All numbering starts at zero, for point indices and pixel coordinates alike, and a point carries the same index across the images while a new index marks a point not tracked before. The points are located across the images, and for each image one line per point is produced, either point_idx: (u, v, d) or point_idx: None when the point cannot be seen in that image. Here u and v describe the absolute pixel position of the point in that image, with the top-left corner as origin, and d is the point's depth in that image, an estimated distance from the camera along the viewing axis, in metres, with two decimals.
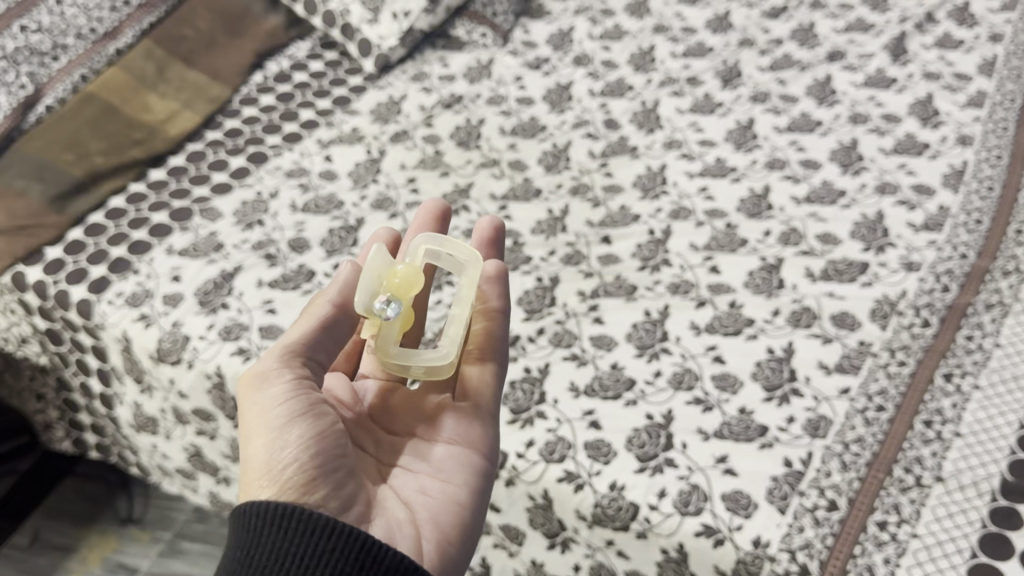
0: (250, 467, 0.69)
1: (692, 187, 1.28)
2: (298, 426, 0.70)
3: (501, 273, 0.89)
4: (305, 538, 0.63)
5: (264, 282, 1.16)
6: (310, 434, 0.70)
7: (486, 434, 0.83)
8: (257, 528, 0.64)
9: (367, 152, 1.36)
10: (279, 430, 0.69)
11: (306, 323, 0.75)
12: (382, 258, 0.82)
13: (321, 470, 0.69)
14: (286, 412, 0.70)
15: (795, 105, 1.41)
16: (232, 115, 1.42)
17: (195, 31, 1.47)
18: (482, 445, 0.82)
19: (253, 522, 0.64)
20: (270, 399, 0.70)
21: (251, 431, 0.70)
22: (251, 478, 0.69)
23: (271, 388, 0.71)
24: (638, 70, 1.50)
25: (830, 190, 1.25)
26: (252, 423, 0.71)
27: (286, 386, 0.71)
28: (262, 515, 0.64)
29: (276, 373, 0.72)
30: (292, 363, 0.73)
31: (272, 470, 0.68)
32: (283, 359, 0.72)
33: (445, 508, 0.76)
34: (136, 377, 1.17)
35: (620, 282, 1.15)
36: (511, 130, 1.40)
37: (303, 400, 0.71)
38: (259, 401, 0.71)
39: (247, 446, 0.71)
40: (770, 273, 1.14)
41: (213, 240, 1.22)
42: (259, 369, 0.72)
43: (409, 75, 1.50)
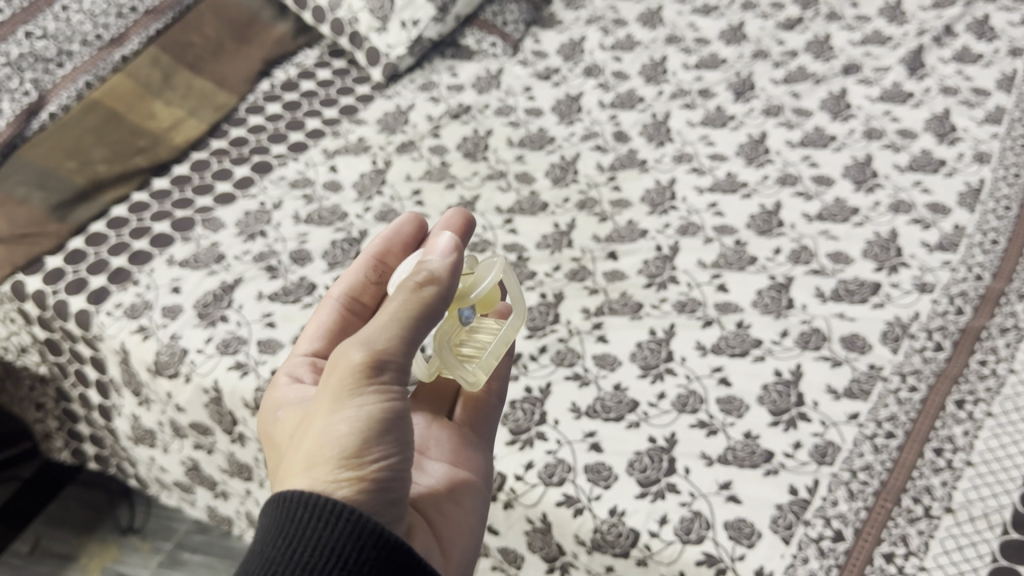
0: (325, 460, 0.57)
1: (701, 203, 1.26)
2: (392, 431, 0.59)
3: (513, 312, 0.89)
4: (356, 548, 0.53)
5: (264, 295, 1.15)
6: (399, 442, 0.59)
7: (486, 459, 0.81)
8: (301, 521, 0.53)
9: (372, 163, 1.34)
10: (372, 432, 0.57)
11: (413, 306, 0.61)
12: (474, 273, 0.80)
13: (397, 482, 0.59)
14: (386, 414, 0.58)
15: (808, 119, 1.38)
16: (238, 123, 1.41)
17: (202, 38, 1.45)
18: (484, 472, 0.80)
19: (298, 513, 0.54)
20: (371, 394, 0.58)
21: (335, 418, 0.58)
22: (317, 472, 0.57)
23: (374, 381, 0.58)
24: (649, 82, 1.47)
25: (842, 208, 1.23)
26: (333, 408, 0.58)
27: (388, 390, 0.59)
28: (312, 508, 0.54)
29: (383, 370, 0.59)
30: (401, 352, 0.60)
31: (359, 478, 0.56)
32: (395, 353, 0.59)
33: (457, 531, 0.72)
34: (134, 389, 1.16)
35: (625, 300, 1.13)
36: (518, 141, 1.38)
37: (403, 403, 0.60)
38: (355, 389, 0.58)
39: (320, 429, 0.58)
40: (780, 292, 1.12)
41: (214, 252, 1.21)
42: (363, 351, 0.58)
43: (416, 84, 1.48)
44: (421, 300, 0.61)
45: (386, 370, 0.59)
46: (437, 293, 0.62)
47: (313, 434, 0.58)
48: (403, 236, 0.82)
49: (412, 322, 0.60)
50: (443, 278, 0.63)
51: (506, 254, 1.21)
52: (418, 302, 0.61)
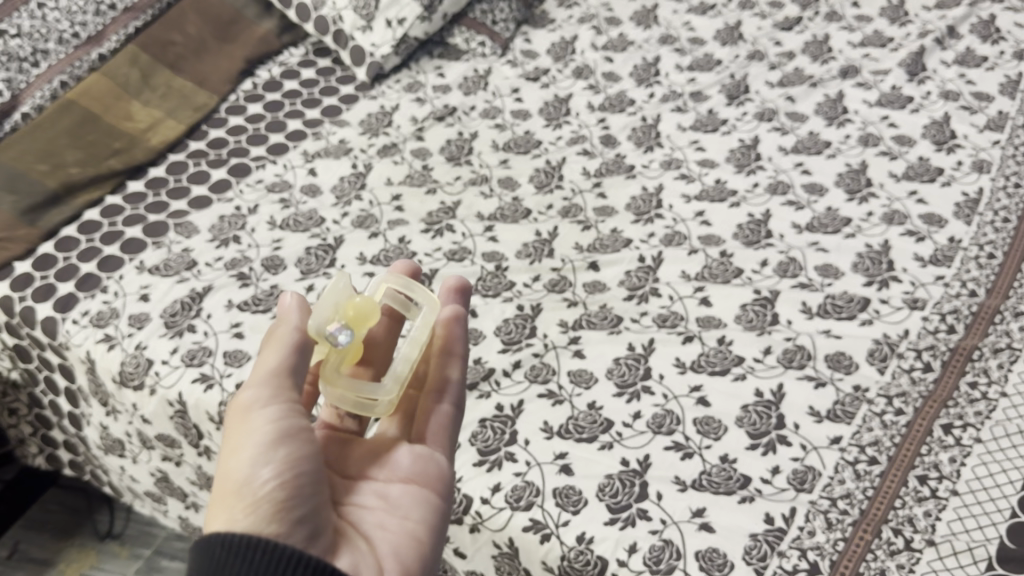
0: (231, 493, 0.63)
1: (689, 211, 1.22)
2: (289, 449, 0.65)
3: (461, 319, 0.85)
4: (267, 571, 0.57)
5: (234, 304, 1.12)
6: (297, 461, 0.65)
7: (443, 469, 0.78)
8: (222, 560, 0.58)
9: (353, 166, 1.31)
10: (267, 453, 0.64)
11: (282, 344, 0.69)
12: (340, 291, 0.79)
13: (304, 494, 0.64)
14: (278, 434, 0.65)
15: (802, 123, 1.34)
16: (218, 124, 1.37)
17: (183, 36, 1.42)
18: (441, 483, 0.77)
19: (219, 552, 0.58)
20: (260, 422, 0.65)
21: (236, 454, 0.64)
22: (225, 500, 0.63)
23: (259, 409, 0.66)
24: (640, 84, 1.44)
25: (834, 218, 1.19)
26: (233, 446, 0.65)
27: (276, 412, 0.66)
28: (222, 544, 0.58)
29: (266, 400, 0.66)
30: (278, 384, 0.67)
31: (264, 497, 0.62)
32: (274, 385, 0.67)
33: (405, 545, 0.70)
34: (101, 399, 1.13)
35: (605, 313, 1.09)
36: (503, 145, 1.35)
37: (296, 422, 0.66)
38: (245, 424, 0.65)
39: (224, 468, 0.65)
40: (765, 306, 1.08)
41: (186, 258, 1.18)
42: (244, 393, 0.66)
43: (402, 84, 1.45)
44: (283, 340, 0.69)
45: (269, 403, 0.66)
46: (295, 328, 0.70)
47: (217, 476, 0.65)
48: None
49: (285, 358, 0.68)
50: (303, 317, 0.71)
51: (485, 263, 1.17)
52: (279, 342, 0.69)
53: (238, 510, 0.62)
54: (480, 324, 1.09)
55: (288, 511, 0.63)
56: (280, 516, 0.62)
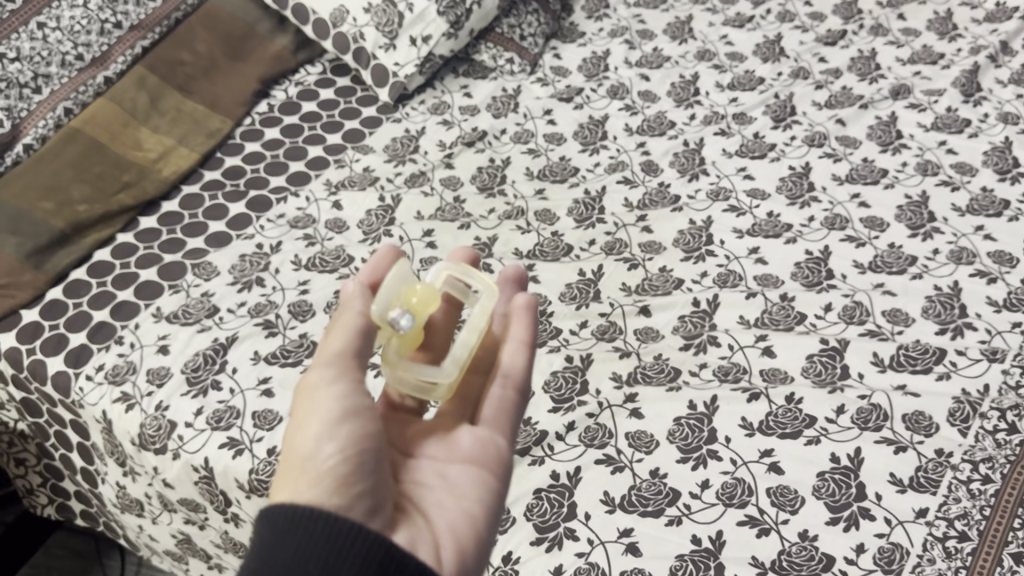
0: (296, 466, 0.64)
1: (742, 248, 1.15)
2: (354, 427, 0.66)
3: (533, 307, 0.83)
4: (329, 541, 0.56)
5: (261, 356, 1.04)
6: (359, 437, 0.65)
7: (505, 450, 0.77)
8: (286, 526, 0.57)
9: (380, 198, 1.23)
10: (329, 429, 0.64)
11: (345, 327, 0.70)
12: (403, 274, 0.80)
13: (365, 470, 0.65)
14: (344, 410, 0.66)
15: (855, 149, 1.26)
16: (233, 151, 1.29)
17: (194, 55, 1.33)
18: (502, 464, 0.76)
19: (279, 520, 0.57)
20: (326, 401, 0.66)
21: (300, 430, 0.65)
22: (290, 471, 0.64)
23: (325, 389, 0.66)
24: (680, 104, 1.36)
25: (898, 256, 1.12)
26: (298, 423, 0.66)
27: (340, 388, 0.67)
28: (284, 510, 0.57)
29: (331, 378, 0.67)
30: (345, 365, 0.68)
31: (327, 469, 0.63)
32: (338, 364, 0.68)
33: (463, 523, 0.70)
34: (119, 459, 1.05)
35: (661, 365, 1.02)
36: (538, 172, 1.27)
37: (359, 400, 0.67)
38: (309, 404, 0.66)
39: (290, 442, 0.66)
40: (833, 358, 1.01)
41: (206, 303, 1.09)
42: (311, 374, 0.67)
43: (427, 105, 1.36)
44: (348, 323, 0.70)
45: (335, 380, 0.67)
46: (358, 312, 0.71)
47: (284, 453, 0.66)
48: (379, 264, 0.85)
49: (349, 338, 0.69)
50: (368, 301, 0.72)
51: None
52: (344, 324, 0.70)
53: (301, 481, 0.63)
54: None
55: (350, 484, 0.63)
56: (339, 489, 0.62)
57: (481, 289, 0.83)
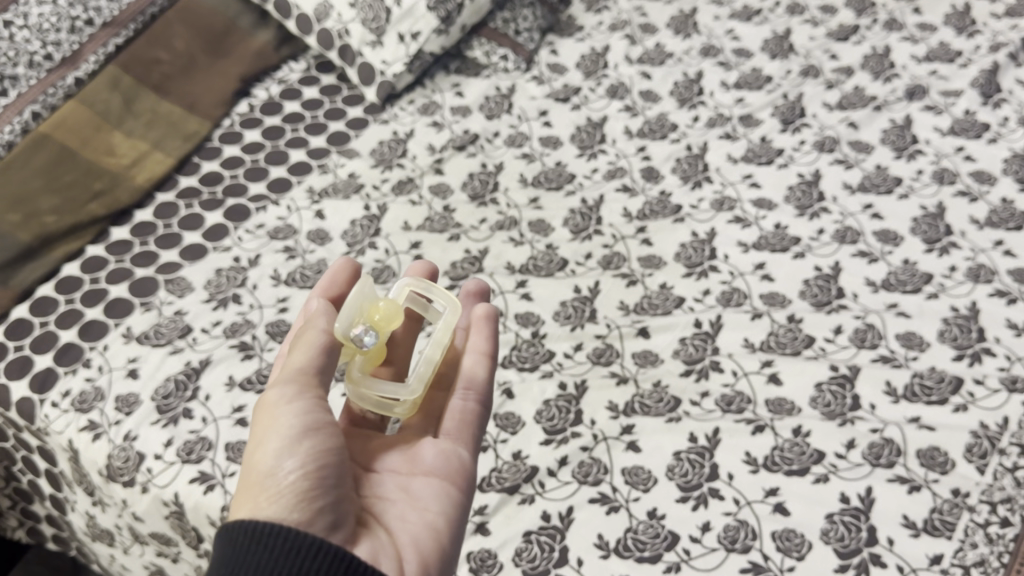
0: (255, 484, 0.62)
1: (747, 263, 1.08)
2: (316, 444, 0.65)
3: (493, 318, 0.88)
4: (288, 560, 0.57)
5: (235, 382, 0.98)
6: (323, 454, 0.64)
7: (466, 463, 0.79)
8: (243, 547, 0.57)
9: (365, 207, 1.16)
10: (292, 445, 0.63)
11: (307, 346, 0.69)
12: (365, 291, 0.81)
13: (328, 487, 0.64)
14: (307, 427, 0.65)
15: (867, 155, 1.20)
16: (211, 156, 1.22)
17: (171, 53, 1.26)
18: (463, 478, 0.78)
19: (242, 538, 0.58)
20: (286, 418, 0.64)
21: (260, 446, 0.64)
22: (250, 490, 0.63)
23: (286, 405, 0.65)
24: (682, 104, 1.29)
25: (912, 273, 1.05)
26: (258, 441, 0.65)
27: (301, 405, 0.65)
28: (243, 530, 0.58)
29: (292, 395, 0.65)
30: (308, 382, 0.67)
31: (290, 484, 0.62)
32: (300, 382, 0.66)
33: (425, 536, 0.71)
34: (87, 488, 1.00)
35: (660, 393, 0.96)
36: (533, 179, 1.20)
37: (322, 416, 0.66)
38: (270, 419, 0.65)
39: (249, 460, 0.64)
40: (844, 386, 0.95)
41: (179, 323, 1.03)
42: (273, 391, 0.66)
43: (416, 105, 1.30)
44: (311, 341, 0.69)
45: (297, 398, 0.66)
46: (323, 329, 0.70)
47: (243, 468, 0.64)
48: (339, 282, 0.86)
49: (311, 357, 0.68)
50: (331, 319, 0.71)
51: (519, 327, 1.03)
52: (306, 342, 0.69)
53: (262, 499, 0.61)
54: (518, 407, 0.95)
55: (312, 498, 0.62)
56: (301, 504, 0.61)
57: (445, 306, 0.85)
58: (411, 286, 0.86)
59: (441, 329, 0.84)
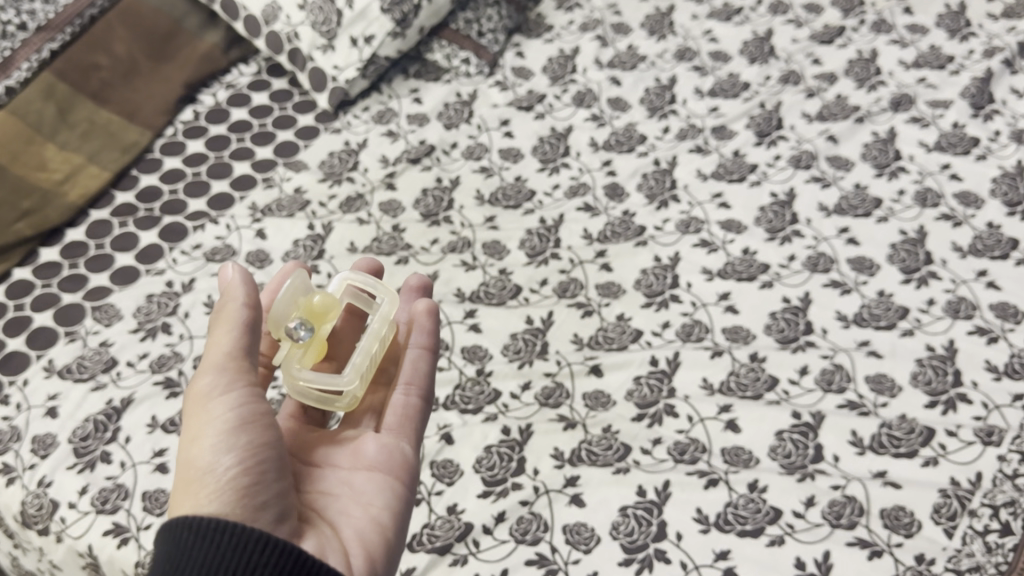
0: (191, 482, 0.60)
1: (711, 293, 1.01)
2: (254, 434, 0.62)
3: (433, 314, 0.83)
4: (234, 553, 0.55)
5: (158, 424, 0.92)
6: (260, 449, 0.62)
7: (410, 458, 0.74)
8: (186, 542, 0.55)
9: (309, 226, 1.09)
10: (226, 439, 0.61)
11: (228, 326, 0.65)
12: (300, 283, 0.75)
13: (268, 480, 0.62)
14: (241, 420, 0.62)
15: (846, 172, 1.12)
16: (150, 168, 1.16)
17: (109, 58, 1.19)
18: (408, 471, 0.73)
19: (184, 535, 0.56)
20: (218, 413, 0.62)
21: (195, 443, 0.62)
22: (186, 488, 0.60)
23: (218, 399, 0.63)
24: (652, 114, 1.22)
25: (887, 307, 0.99)
26: (191, 437, 0.62)
27: (232, 399, 0.63)
28: (185, 526, 0.56)
29: (221, 388, 0.63)
30: (237, 371, 0.64)
31: (229, 481, 0.60)
32: (228, 371, 0.64)
33: (370, 529, 0.67)
34: (4, 532, 0.94)
35: (610, 439, 0.90)
36: (490, 196, 1.13)
37: (255, 407, 0.63)
38: (203, 414, 0.62)
39: (184, 457, 0.62)
40: (806, 436, 0.88)
41: (103, 356, 0.98)
42: (203, 383, 0.63)
43: (371, 113, 1.23)
44: (232, 322, 0.65)
45: (230, 389, 0.63)
46: (244, 304, 0.66)
47: (181, 465, 0.62)
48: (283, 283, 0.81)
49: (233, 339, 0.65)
50: (251, 291, 0.67)
51: (464, 364, 0.96)
52: (229, 322, 0.65)
53: (199, 498, 0.59)
54: (457, 455, 0.89)
55: (253, 493, 0.60)
56: (242, 500, 0.59)
57: (383, 294, 0.79)
58: (354, 280, 0.80)
59: (380, 321, 0.78)
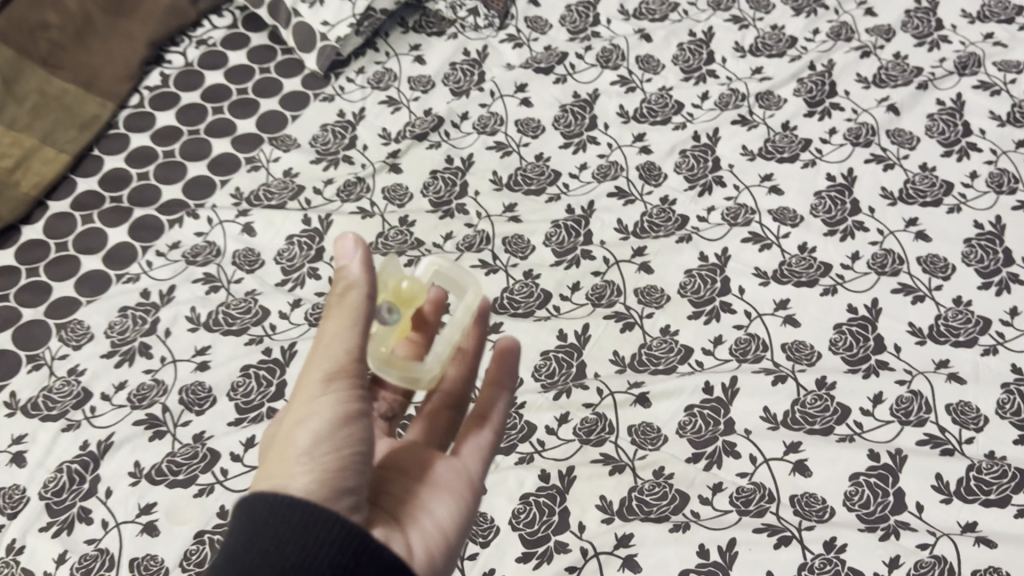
0: (279, 465, 0.51)
1: (766, 301, 0.90)
2: (356, 429, 0.53)
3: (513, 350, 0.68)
4: (308, 529, 0.47)
5: (143, 473, 0.80)
6: (356, 443, 0.53)
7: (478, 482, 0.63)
8: (260, 515, 0.48)
9: (304, 220, 0.95)
10: (326, 430, 0.51)
11: (350, 315, 0.53)
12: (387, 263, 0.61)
13: (356, 474, 0.52)
14: (346, 411, 0.52)
15: (911, 150, 1.00)
16: (116, 146, 1.01)
17: (60, 16, 1.03)
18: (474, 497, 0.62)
19: (258, 507, 0.48)
20: (323, 403, 0.52)
21: (293, 424, 0.52)
22: (274, 469, 0.51)
23: (323, 388, 0.52)
24: (688, 77, 1.07)
25: (965, 319, 0.88)
26: (288, 420, 0.53)
27: (337, 392, 0.52)
28: (260, 498, 0.48)
29: (329, 378, 0.52)
30: (351, 363, 0.53)
31: (319, 468, 0.50)
32: (343, 364, 0.53)
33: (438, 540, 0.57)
34: None
35: (662, 485, 0.79)
36: (508, 179, 1.00)
37: (362, 402, 0.53)
38: (307, 400, 0.52)
39: (278, 440, 0.53)
40: (885, 481, 0.78)
41: (74, 386, 0.85)
42: (313, 370, 0.53)
43: (366, 75, 1.08)
44: (354, 306, 0.54)
45: (340, 381, 0.53)
46: (367, 295, 0.54)
47: (275, 443, 0.53)
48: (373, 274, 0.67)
49: (353, 326, 0.53)
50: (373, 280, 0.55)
51: None
52: (350, 308, 0.54)
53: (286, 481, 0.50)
54: (491, 508, 0.78)
55: (340, 481, 0.51)
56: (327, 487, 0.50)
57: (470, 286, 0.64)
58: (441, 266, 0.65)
59: (464, 307, 0.63)
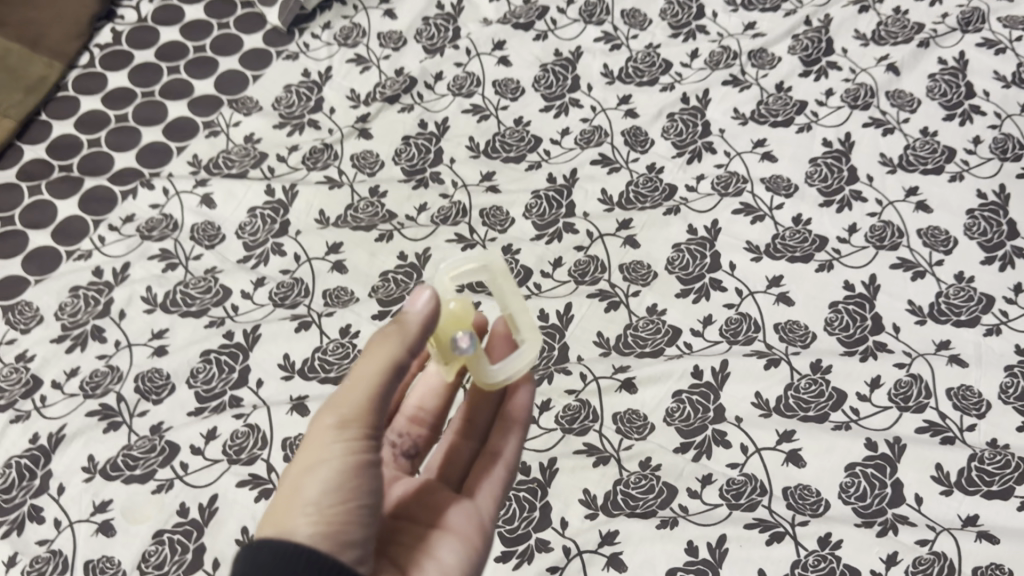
0: (285, 514, 0.50)
1: (759, 277, 0.85)
2: (367, 480, 0.52)
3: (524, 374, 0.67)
4: None
5: (96, 467, 0.75)
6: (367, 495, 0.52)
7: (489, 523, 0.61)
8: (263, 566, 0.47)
9: (267, 190, 0.89)
10: (337, 479, 0.50)
11: (379, 365, 0.52)
12: None
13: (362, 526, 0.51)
14: (357, 464, 0.51)
15: (911, 113, 0.94)
16: (64, 109, 0.95)
17: None
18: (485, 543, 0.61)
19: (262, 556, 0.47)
20: (336, 450, 0.51)
21: (303, 471, 0.51)
22: (280, 516, 0.51)
23: (338, 434, 0.52)
24: (675, 33, 1.01)
25: (967, 296, 0.83)
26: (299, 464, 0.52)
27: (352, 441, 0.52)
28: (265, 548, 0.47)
29: (347, 427, 0.52)
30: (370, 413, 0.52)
31: (322, 524, 0.49)
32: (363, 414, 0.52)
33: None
34: None
35: (649, 478, 0.74)
36: (486, 145, 0.94)
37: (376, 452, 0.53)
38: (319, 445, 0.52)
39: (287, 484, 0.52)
40: (882, 471, 0.74)
41: (22, 373, 0.79)
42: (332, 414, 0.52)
43: (333, 31, 1.01)
44: (386, 358, 0.53)
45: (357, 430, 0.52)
46: (405, 347, 0.53)
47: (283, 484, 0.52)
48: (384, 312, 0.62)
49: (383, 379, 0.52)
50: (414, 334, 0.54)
51: None
52: (380, 358, 0.53)
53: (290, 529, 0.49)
54: None
55: (345, 534, 0.50)
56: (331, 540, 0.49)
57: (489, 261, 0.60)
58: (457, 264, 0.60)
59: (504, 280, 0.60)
